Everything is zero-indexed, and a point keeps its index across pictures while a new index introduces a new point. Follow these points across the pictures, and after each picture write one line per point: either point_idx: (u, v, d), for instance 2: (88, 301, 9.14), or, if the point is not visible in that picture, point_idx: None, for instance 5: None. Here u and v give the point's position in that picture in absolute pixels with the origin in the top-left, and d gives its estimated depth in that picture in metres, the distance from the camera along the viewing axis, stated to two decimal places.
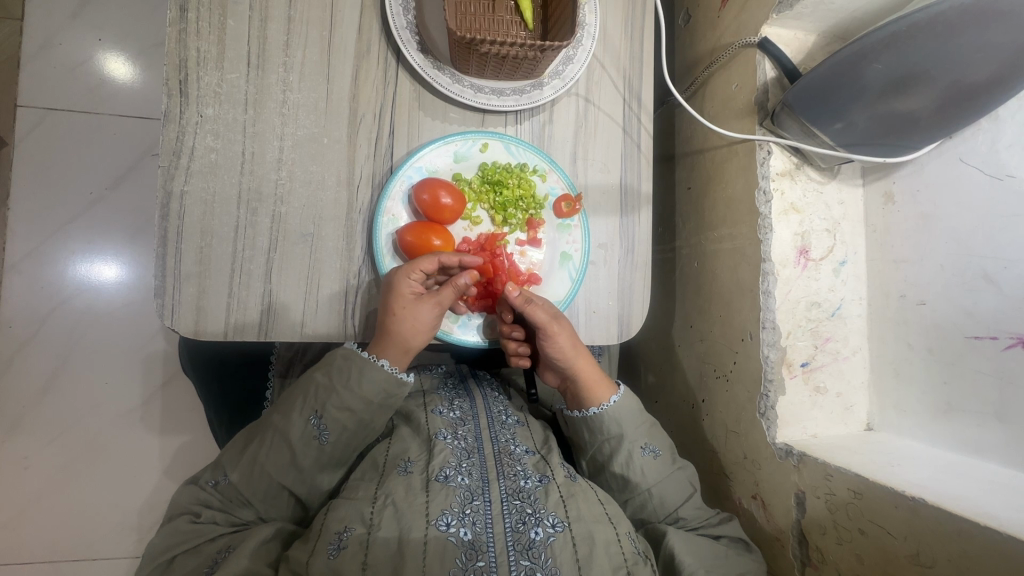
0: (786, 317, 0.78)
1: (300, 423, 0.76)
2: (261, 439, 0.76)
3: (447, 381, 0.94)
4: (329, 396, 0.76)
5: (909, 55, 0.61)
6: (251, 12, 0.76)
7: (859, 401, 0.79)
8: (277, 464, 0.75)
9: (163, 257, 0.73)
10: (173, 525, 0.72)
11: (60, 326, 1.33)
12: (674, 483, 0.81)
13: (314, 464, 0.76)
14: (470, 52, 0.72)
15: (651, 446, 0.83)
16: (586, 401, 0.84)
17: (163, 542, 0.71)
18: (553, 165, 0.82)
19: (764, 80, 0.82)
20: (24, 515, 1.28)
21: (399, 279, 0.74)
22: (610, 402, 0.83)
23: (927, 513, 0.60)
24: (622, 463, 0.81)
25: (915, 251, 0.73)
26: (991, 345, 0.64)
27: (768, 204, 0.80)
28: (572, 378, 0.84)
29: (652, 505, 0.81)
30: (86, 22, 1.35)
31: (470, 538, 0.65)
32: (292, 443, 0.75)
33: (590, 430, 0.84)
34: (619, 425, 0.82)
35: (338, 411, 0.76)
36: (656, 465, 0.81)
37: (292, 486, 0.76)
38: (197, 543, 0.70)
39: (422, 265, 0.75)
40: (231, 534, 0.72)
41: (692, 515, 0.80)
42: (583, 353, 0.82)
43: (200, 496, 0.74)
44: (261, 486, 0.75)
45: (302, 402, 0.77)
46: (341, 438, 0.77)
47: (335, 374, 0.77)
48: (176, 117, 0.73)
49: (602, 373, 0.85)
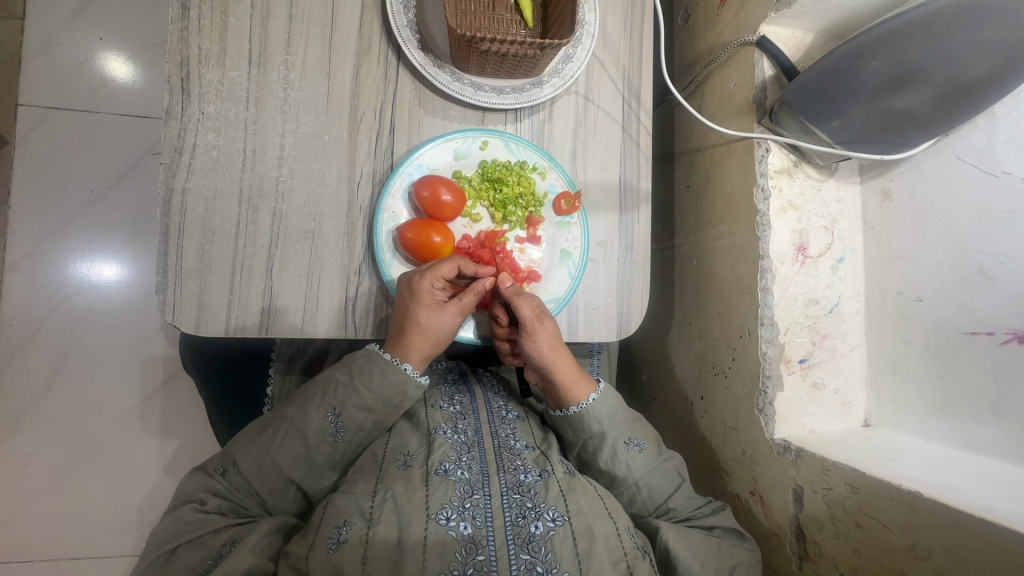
0: (785, 313, 0.78)
1: (317, 419, 0.76)
2: (275, 430, 0.76)
3: (447, 376, 0.94)
4: (348, 394, 0.77)
5: (905, 52, 0.61)
6: (252, 10, 0.76)
7: (857, 397, 0.79)
8: (289, 458, 0.75)
9: (165, 253, 0.74)
10: (177, 514, 0.71)
11: (60, 324, 1.33)
12: (661, 475, 0.81)
13: (326, 461, 0.77)
14: (471, 50, 0.72)
15: (636, 440, 0.82)
16: (565, 401, 0.83)
17: (166, 530, 0.71)
18: (553, 163, 0.83)
19: (763, 79, 0.83)
20: (24, 512, 1.29)
21: (423, 285, 0.75)
22: (589, 400, 0.82)
23: (923, 507, 0.60)
24: (608, 459, 0.81)
25: (912, 248, 0.73)
26: (987, 341, 0.65)
27: (767, 201, 0.80)
28: (551, 378, 0.83)
29: (642, 499, 0.81)
30: (87, 21, 1.35)
31: (469, 533, 0.65)
32: (308, 438, 0.75)
33: (573, 429, 0.84)
34: (599, 425, 0.82)
35: (356, 410, 0.77)
36: (641, 458, 0.81)
37: (301, 481, 0.76)
38: (199, 534, 0.70)
39: (442, 272, 0.76)
40: (236, 526, 0.72)
41: (682, 504, 0.80)
42: (563, 353, 0.81)
43: (208, 483, 0.74)
44: (271, 479, 0.75)
45: (320, 398, 0.77)
46: (356, 437, 0.78)
47: (355, 373, 0.78)
48: (178, 114, 0.74)
49: (583, 371, 0.85)
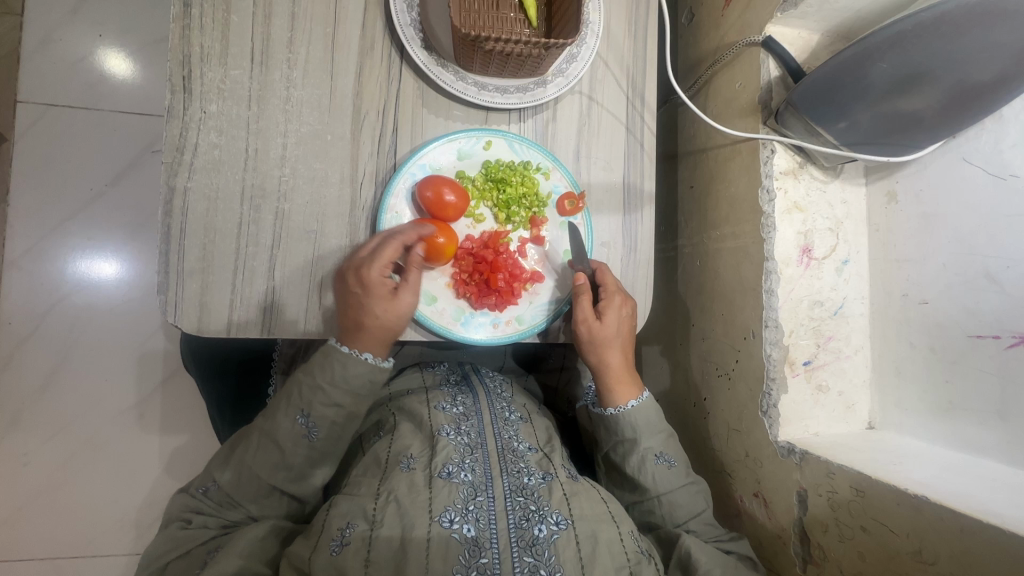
0: (788, 315, 0.78)
1: (287, 424, 0.74)
2: (248, 442, 0.75)
3: (450, 377, 0.96)
4: (314, 394, 0.75)
5: (913, 54, 0.61)
6: (254, 9, 0.75)
7: (861, 400, 0.79)
8: (266, 465, 0.74)
9: (166, 253, 0.73)
10: (166, 533, 0.72)
11: (59, 322, 1.33)
12: (686, 495, 0.81)
13: (305, 461, 0.75)
14: (475, 49, 0.72)
15: (667, 455, 0.82)
16: (605, 400, 0.84)
17: (156, 549, 0.71)
18: (557, 163, 0.82)
19: (769, 79, 0.82)
20: (22, 512, 1.28)
21: (370, 273, 0.73)
22: (628, 406, 0.83)
23: (930, 511, 0.60)
24: (634, 466, 0.82)
25: (916, 251, 0.73)
26: (993, 344, 0.64)
27: (772, 202, 0.80)
28: (601, 376, 0.84)
29: (661, 512, 0.81)
30: (85, 17, 1.34)
31: (473, 535, 0.65)
32: (281, 443, 0.74)
33: (606, 429, 0.85)
34: (633, 429, 0.83)
35: (325, 408, 0.75)
36: (669, 474, 0.82)
37: (284, 485, 0.75)
38: (187, 548, 0.70)
39: (388, 256, 0.73)
40: (221, 536, 0.72)
41: (703, 529, 0.80)
42: (618, 355, 0.83)
43: (191, 503, 0.74)
44: (250, 488, 0.74)
45: (286, 403, 0.75)
46: (332, 433, 0.77)
47: (317, 372, 0.75)
48: (179, 113, 0.73)
49: (633, 375, 0.86)
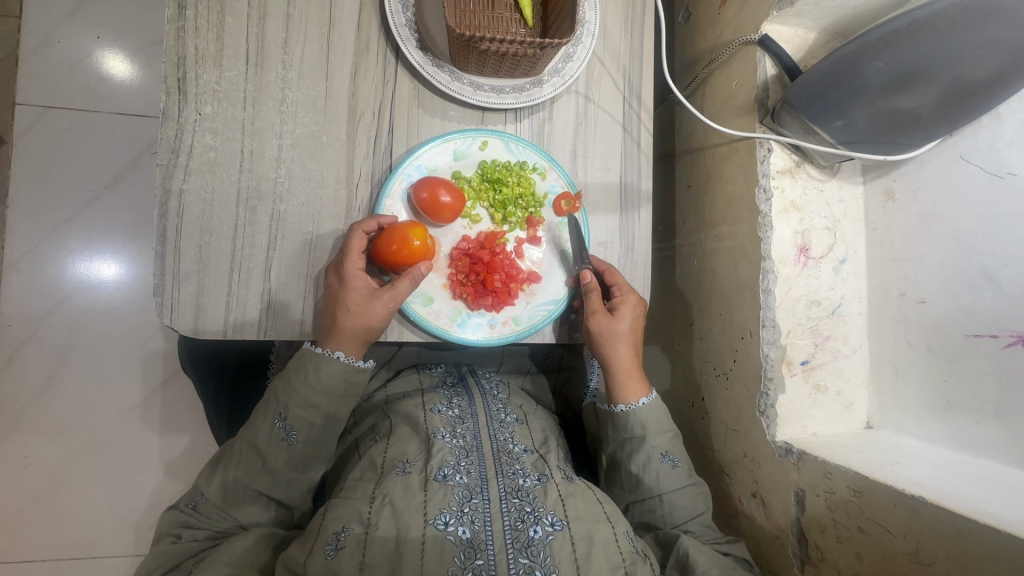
0: (786, 315, 0.78)
1: (266, 428, 0.75)
2: (231, 450, 0.75)
3: (447, 379, 0.97)
4: (289, 396, 0.75)
5: (908, 53, 0.61)
6: (249, 9, 0.75)
7: (859, 399, 0.79)
8: (249, 472, 0.74)
9: (162, 255, 0.73)
10: (155, 549, 0.72)
11: (59, 324, 1.33)
12: (687, 496, 0.81)
13: (286, 466, 0.75)
14: (470, 49, 0.71)
15: (672, 455, 0.82)
16: (615, 397, 0.84)
17: (146, 564, 0.71)
18: (553, 163, 0.82)
19: (765, 78, 0.82)
20: (23, 513, 1.28)
21: (348, 269, 0.74)
22: (640, 403, 0.83)
23: (926, 511, 0.60)
24: (640, 464, 0.82)
25: (914, 249, 0.73)
26: (991, 344, 0.64)
27: (769, 202, 0.79)
28: (610, 372, 0.84)
29: (661, 511, 0.81)
30: (84, 18, 1.34)
31: (468, 536, 0.65)
32: (261, 449, 0.74)
33: (614, 427, 0.85)
34: (643, 427, 0.83)
35: (301, 410, 0.75)
36: (673, 474, 0.81)
37: (269, 491, 0.75)
38: (175, 564, 0.70)
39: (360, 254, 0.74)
40: (211, 548, 0.71)
41: (701, 530, 0.80)
42: (628, 350, 0.83)
43: (179, 518, 0.73)
44: (237, 497, 0.74)
45: (265, 409, 0.76)
46: (310, 436, 0.76)
47: (292, 374, 0.76)
48: (175, 115, 0.73)
49: (641, 374, 0.85)
